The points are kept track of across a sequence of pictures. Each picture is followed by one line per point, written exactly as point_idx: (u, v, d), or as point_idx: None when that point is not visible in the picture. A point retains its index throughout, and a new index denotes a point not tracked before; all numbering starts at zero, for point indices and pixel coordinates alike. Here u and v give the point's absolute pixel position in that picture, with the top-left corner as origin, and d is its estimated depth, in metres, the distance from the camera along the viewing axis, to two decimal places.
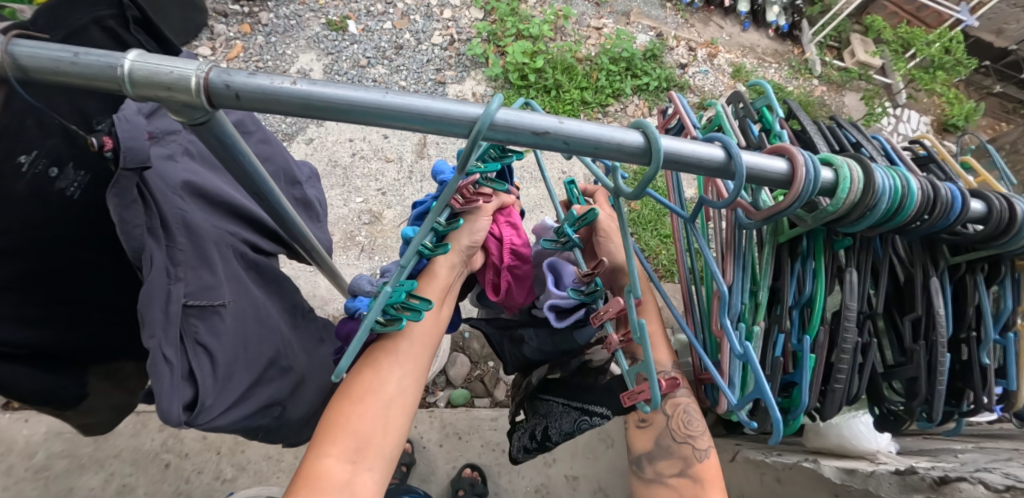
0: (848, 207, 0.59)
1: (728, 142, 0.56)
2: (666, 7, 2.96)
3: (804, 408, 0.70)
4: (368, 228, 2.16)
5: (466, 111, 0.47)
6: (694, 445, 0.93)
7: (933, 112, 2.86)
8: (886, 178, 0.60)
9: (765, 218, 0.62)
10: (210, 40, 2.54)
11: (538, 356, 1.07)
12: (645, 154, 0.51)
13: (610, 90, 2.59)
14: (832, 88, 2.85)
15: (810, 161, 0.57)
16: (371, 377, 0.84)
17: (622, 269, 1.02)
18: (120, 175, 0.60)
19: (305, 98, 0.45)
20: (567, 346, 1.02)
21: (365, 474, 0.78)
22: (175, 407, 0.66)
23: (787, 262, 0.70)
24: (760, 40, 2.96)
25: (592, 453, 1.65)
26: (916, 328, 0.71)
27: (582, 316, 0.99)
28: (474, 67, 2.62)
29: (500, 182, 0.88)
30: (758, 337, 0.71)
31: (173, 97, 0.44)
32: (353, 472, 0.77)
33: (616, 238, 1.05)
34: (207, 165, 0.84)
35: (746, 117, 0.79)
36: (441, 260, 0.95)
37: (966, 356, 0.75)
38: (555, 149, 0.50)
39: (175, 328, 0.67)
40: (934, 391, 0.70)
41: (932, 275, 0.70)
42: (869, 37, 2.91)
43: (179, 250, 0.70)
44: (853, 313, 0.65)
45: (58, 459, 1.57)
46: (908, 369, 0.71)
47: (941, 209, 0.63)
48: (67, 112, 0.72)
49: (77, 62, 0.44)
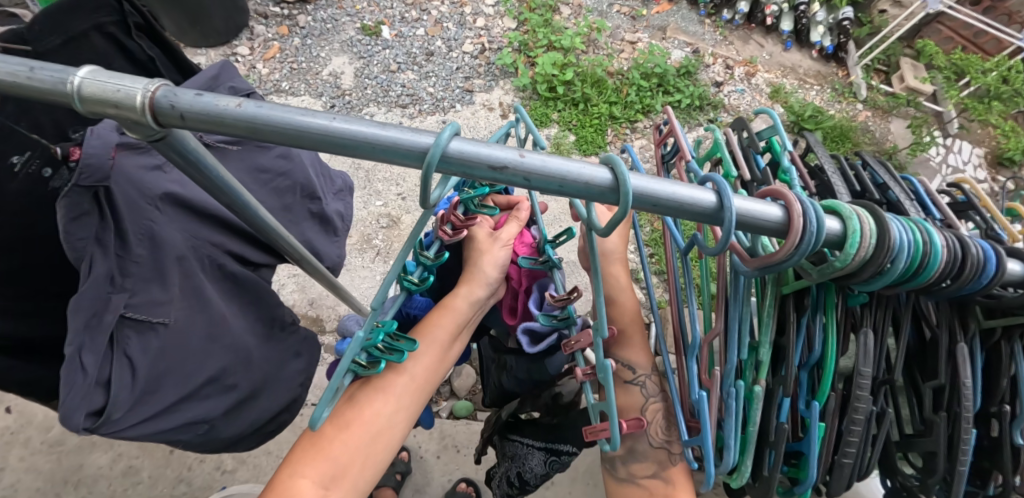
0: (858, 263, 0.52)
1: (720, 182, 0.50)
2: (704, 23, 2.90)
3: (812, 481, 0.63)
4: (386, 232, 2.16)
5: (417, 141, 0.44)
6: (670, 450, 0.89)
7: (987, 144, 2.67)
8: (905, 232, 0.53)
9: (759, 267, 0.55)
10: (249, 40, 2.62)
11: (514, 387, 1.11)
12: (611, 193, 0.46)
13: (640, 106, 2.53)
14: (878, 113, 2.70)
15: (811, 209, 0.50)
16: (356, 407, 0.82)
17: None
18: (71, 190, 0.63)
19: (251, 121, 0.43)
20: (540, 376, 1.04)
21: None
22: (76, 413, 0.67)
23: (791, 316, 0.62)
24: (802, 61, 2.84)
25: (592, 479, 1.60)
26: (937, 397, 0.64)
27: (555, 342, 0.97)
28: (503, 76, 2.61)
29: (491, 206, 0.96)
30: (759, 399, 0.63)
31: (122, 114, 0.43)
32: None
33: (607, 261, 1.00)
34: None
35: (752, 148, 0.74)
36: (461, 295, 0.90)
37: (995, 432, 0.66)
38: (515, 185, 0.46)
39: (102, 336, 0.70)
40: (954, 470, 0.63)
41: (960, 341, 0.61)
42: (920, 62, 2.75)
43: (134, 263, 0.74)
44: (868, 378, 0.58)
45: (71, 435, 1.62)
46: (926, 442, 0.64)
47: (970, 270, 0.56)
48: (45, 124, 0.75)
49: (32, 75, 0.43)
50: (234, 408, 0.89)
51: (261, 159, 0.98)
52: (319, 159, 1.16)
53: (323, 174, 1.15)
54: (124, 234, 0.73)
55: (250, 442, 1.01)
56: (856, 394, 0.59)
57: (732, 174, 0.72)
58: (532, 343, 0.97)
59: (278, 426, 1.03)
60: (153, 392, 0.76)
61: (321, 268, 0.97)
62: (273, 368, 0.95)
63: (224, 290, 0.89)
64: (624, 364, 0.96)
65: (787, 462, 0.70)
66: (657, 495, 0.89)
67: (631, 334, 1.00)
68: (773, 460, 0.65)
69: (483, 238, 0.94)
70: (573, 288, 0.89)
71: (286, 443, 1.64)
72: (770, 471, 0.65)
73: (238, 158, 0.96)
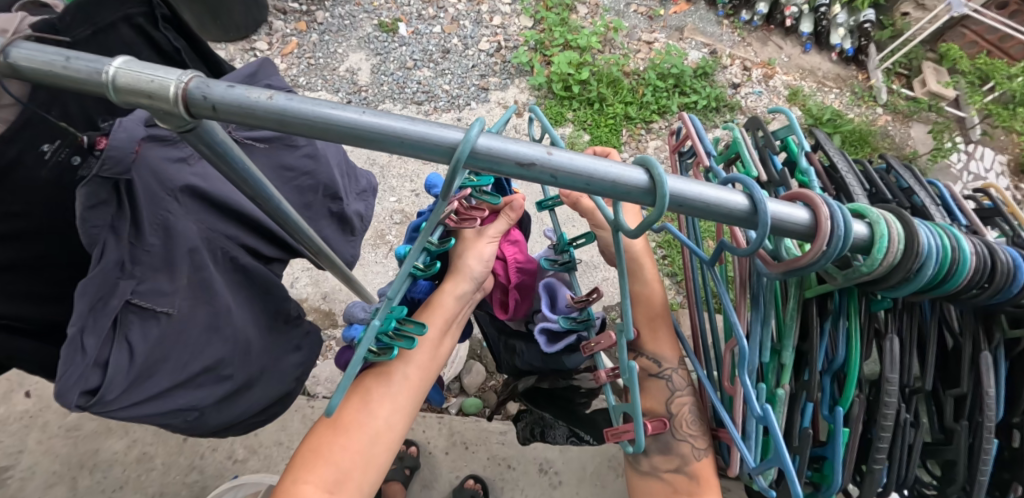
0: (885, 269, 0.51)
1: (749, 185, 0.49)
2: (722, 24, 2.87)
3: (836, 487, 0.62)
4: (399, 228, 2.17)
5: (446, 136, 0.44)
6: (693, 444, 0.88)
7: (1010, 151, 2.62)
8: (933, 238, 0.52)
9: (784, 271, 0.54)
10: (268, 35, 2.63)
11: (529, 368, 1.10)
12: (647, 194, 0.46)
13: (655, 107, 2.51)
14: (898, 118, 2.66)
15: (840, 212, 0.49)
16: (361, 409, 0.81)
17: (637, 297, 0.97)
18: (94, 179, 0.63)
19: (281, 114, 0.43)
20: (556, 366, 1.04)
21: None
22: (72, 391, 0.69)
23: (814, 321, 0.61)
24: (822, 64, 2.80)
25: (600, 480, 1.59)
26: (959, 406, 0.62)
27: (573, 342, 0.98)
28: (519, 75, 2.61)
29: (493, 194, 0.86)
30: (782, 403, 0.62)
31: (155, 105, 0.43)
32: None
33: (645, 265, 0.97)
34: None
35: (767, 147, 0.71)
36: (448, 289, 0.90)
37: (1016, 444, 0.64)
38: (542, 183, 0.46)
39: (106, 319, 0.72)
40: (975, 480, 0.61)
41: (983, 349, 0.60)
42: (943, 67, 2.70)
43: (145, 251, 0.75)
44: (894, 386, 0.57)
45: (88, 420, 1.64)
46: (947, 451, 0.62)
47: (1002, 277, 0.54)
48: (73, 113, 0.76)
49: (68, 66, 0.44)
50: (225, 398, 0.89)
51: (288, 157, 0.99)
52: (343, 159, 1.17)
53: (347, 175, 1.16)
54: (140, 224, 0.74)
55: (236, 429, 1.02)
56: (883, 400, 0.58)
57: (750, 175, 0.72)
58: (551, 342, 0.97)
59: (264, 417, 1.05)
60: (147, 377, 0.77)
61: (338, 263, 0.98)
62: (270, 360, 0.98)
63: (235, 282, 0.90)
64: (648, 358, 0.94)
65: (810, 467, 0.69)
66: (682, 490, 0.89)
67: (655, 330, 0.96)
68: (798, 466, 0.64)
69: (469, 236, 0.92)
70: (591, 289, 0.91)
71: (297, 434, 1.65)
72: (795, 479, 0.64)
73: (265, 155, 0.97)
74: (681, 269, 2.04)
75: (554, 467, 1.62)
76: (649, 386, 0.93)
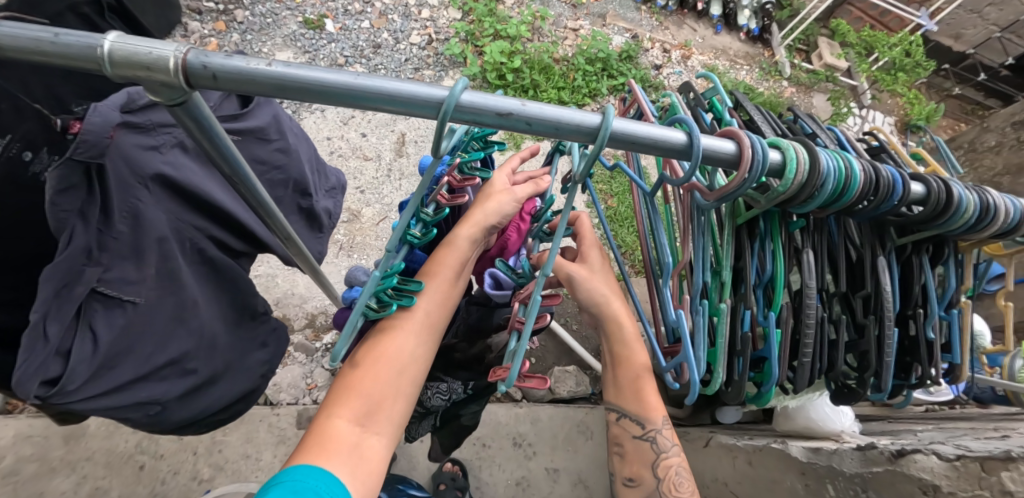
0: (796, 187, 0.61)
1: (689, 128, 0.57)
2: (641, 9, 3.03)
3: (773, 380, 0.72)
4: (346, 226, 2.15)
5: (432, 94, 0.49)
6: None
7: (896, 113, 2.96)
8: (830, 160, 0.62)
9: (718, 198, 0.63)
10: (184, 37, 2.50)
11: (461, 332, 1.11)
12: (596, 136, 0.53)
13: (587, 90, 2.63)
14: (801, 89, 2.94)
15: (757, 144, 0.59)
16: (385, 340, 0.78)
17: (621, 360, 0.91)
18: (67, 162, 0.64)
19: (279, 79, 0.47)
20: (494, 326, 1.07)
21: (374, 439, 0.73)
22: (32, 380, 0.68)
23: (745, 243, 0.72)
24: (732, 43, 3.05)
25: (571, 446, 1.70)
26: (866, 304, 0.74)
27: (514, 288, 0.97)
28: (453, 66, 2.65)
29: (484, 171, 0.87)
30: (724, 314, 0.71)
31: (152, 76, 0.46)
32: (362, 434, 0.73)
33: (625, 329, 0.89)
34: (201, 161, 0.86)
35: (698, 107, 0.83)
36: (463, 230, 0.84)
37: (913, 332, 0.78)
38: (518, 130, 0.52)
39: (71, 305, 0.71)
40: (884, 363, 0.73)
41: (879, 255, 0.72)
42: (835, 41, 3.01)
43: (113, 239, 0.74)
44: (813, 291, 0.68)
45: (27, 463, 1.51)
46: (860, 343, 0.74)
47: (884, 190, 0.65)
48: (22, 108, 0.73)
49: (57, 41, 0.46)
50: (189, 392, 0.90)
51: (260, 150, 0.98)
52: (313, 157, 1.19)
53: (316, 172, 1.18)
54: (109, 210, 0.73)
55: (196, 428, 1.01)
56: (806, 305, 0.68)
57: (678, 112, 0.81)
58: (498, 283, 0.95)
59: (228, 415, 1.05)
60: (110, 368, 0.77)
61: (305, 252, 0.97)
62: (235, 356, 0.98)
63: (202, 275, 0.90)
64: (634, 420, 0.91)
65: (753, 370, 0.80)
66: None
67: (640, 390, 0.90)
68: (741, 368, 0.74)
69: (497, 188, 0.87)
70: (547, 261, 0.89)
71: (265, 444, 1.63)
72: (740, 376, 0.74)
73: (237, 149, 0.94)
74: (625, 242, 2.17)
75: (527, 439, 1.70)
76: (632, 449, 0.91)
